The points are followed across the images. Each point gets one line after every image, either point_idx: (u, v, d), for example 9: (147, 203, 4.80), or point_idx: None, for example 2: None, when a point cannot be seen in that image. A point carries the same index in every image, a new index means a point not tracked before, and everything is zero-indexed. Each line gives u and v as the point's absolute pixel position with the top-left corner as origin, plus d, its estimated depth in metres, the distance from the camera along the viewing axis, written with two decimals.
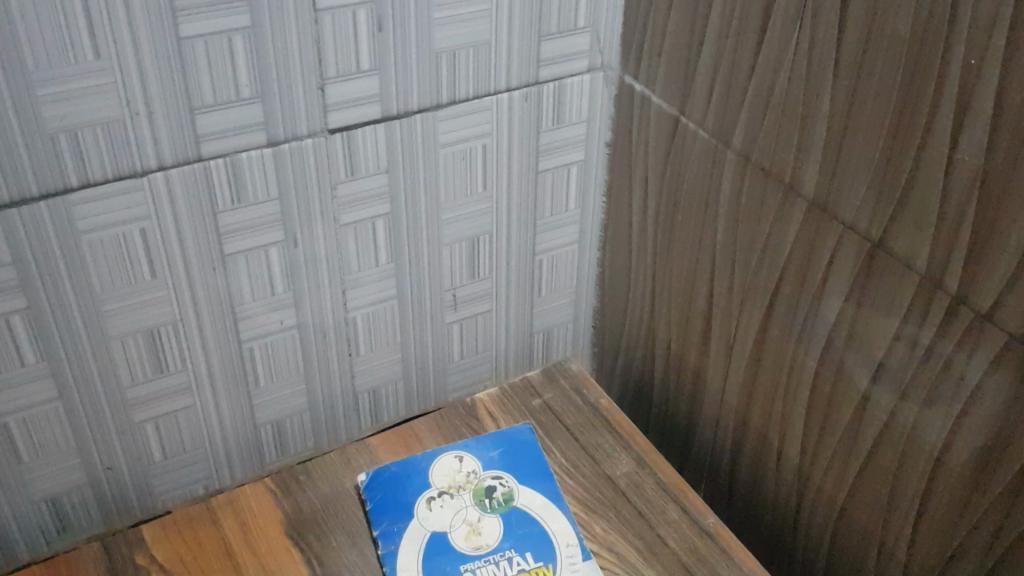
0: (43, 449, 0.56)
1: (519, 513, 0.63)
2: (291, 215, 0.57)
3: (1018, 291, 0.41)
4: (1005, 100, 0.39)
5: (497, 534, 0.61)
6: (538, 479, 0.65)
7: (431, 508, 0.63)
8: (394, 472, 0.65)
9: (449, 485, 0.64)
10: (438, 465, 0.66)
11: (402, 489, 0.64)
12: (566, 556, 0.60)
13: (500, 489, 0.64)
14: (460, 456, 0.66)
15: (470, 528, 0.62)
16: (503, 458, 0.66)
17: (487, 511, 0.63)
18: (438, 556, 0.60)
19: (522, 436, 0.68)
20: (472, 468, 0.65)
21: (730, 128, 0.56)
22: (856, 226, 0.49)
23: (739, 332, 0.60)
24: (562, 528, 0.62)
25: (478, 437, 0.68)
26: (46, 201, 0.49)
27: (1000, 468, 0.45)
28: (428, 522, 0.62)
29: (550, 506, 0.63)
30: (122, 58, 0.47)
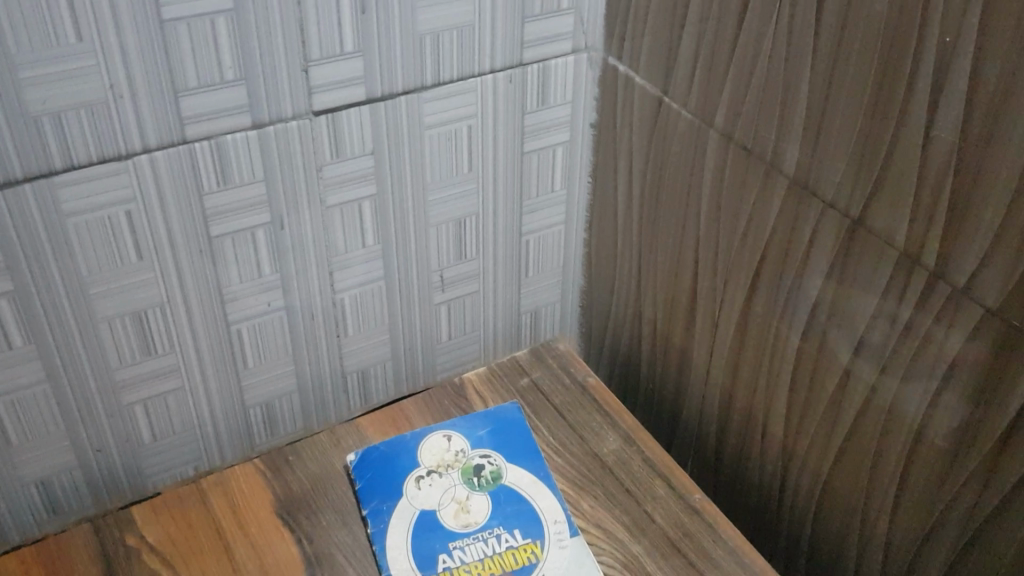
0: (32, 432, 0.56)
1: (507, 491, 0.63)
2: (278, 197, 0.57)
3: (994, 266, 0.42)
4: (980, 77, 0.39)
5: (486, 512, 0.62)
6: (525, 457, 0.65)
7: (420, 486, 0.63)
8: (384, 452, 0.65)
9: (438, 464, 0.65)
10: (427, 444, 0.66)
11: (391, 468, 0.64)
12: (554, 533, 0.60)
13: (489, 467, 0.65)
14: (449, 436, 0.67)
15: (459, 505, 0.62)
16: (491, 437, 0.67)
17: (476, 489, 0.63)
18: (428, 533, 0.60)
19: (510, 415, 0.69)
20: (461, 447, 0.66)
21: (712, 108, 0.56)
22: (836, 204, 0.49)
23: (723, 311, 0.61)
24: (550, 505, 0.62)
25: (466, 417, 0.68)
26: (30, 184, 0.49)
27: (978, 441, 0.45)
28: (417, 500, 0.62)
29: (538, 483, 0.64)
30: (105, 41, 0.47)
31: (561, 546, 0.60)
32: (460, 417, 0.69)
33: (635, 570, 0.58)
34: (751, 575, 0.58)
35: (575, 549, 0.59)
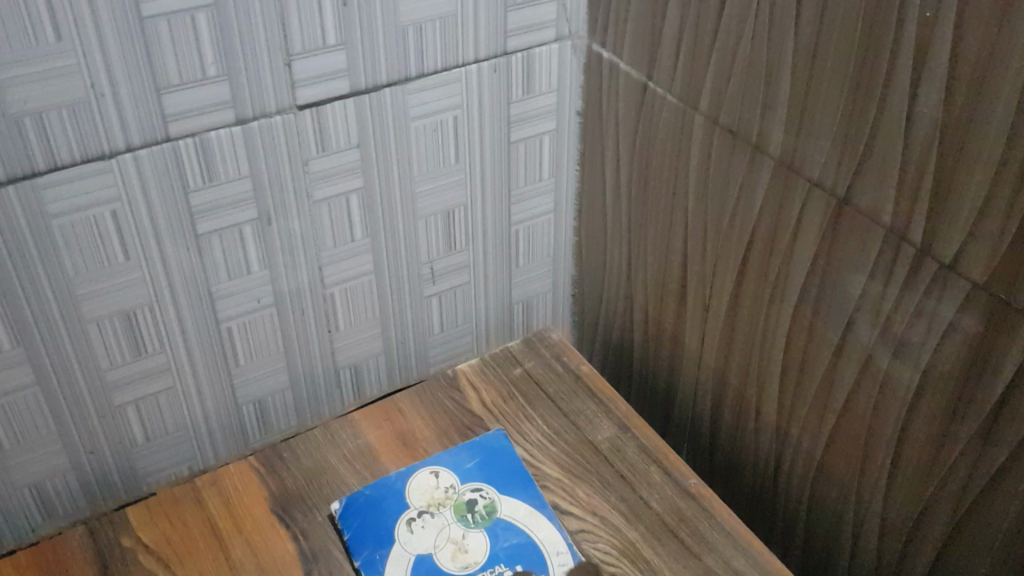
0: (24, 435, 0.56)
1: (504, 525, 0.61)
2: (264, 192, 0.57)
3: (980, 240, 0.42)
4: (961, 51, 0.39)
5: (484, 550, 0.59)
6: (518, 487, 0.63)
7: (412, 529, 0.60)
8: (370, 491, 0.63)
9: (428, 503, 0.62)
10: (414, 480, 0.63)
11: (380, 507, 0.62)
12: (558, 565, 0.58)
13: (482, 502, 0.62)
14: (436, 470, 0.64)
15: (456, 546, 0.59)
16: (480, 469, 0.64)
17: (471, 526, 0.61)
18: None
19: (498, 443, 0.66)
20: (450, 483, 0.63)
21: (697, 91, 0.56)
22: (822, 183, 0.49)
23: (714, 295, 0.61)
24: (550, 536, 0.60)
25: (452, 448, 0.66)
26: (14, 185, 0.49)
27: (969, 416, 0.45)
28: (411, 546, 0.60)
29: (536, 514, 0.61)
30: (84, 40, 0.47)
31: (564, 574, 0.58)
32: (445, 449, 0.66)
33: (633, 557, 0.58)
34: (748, 558, 0.58)
35: None
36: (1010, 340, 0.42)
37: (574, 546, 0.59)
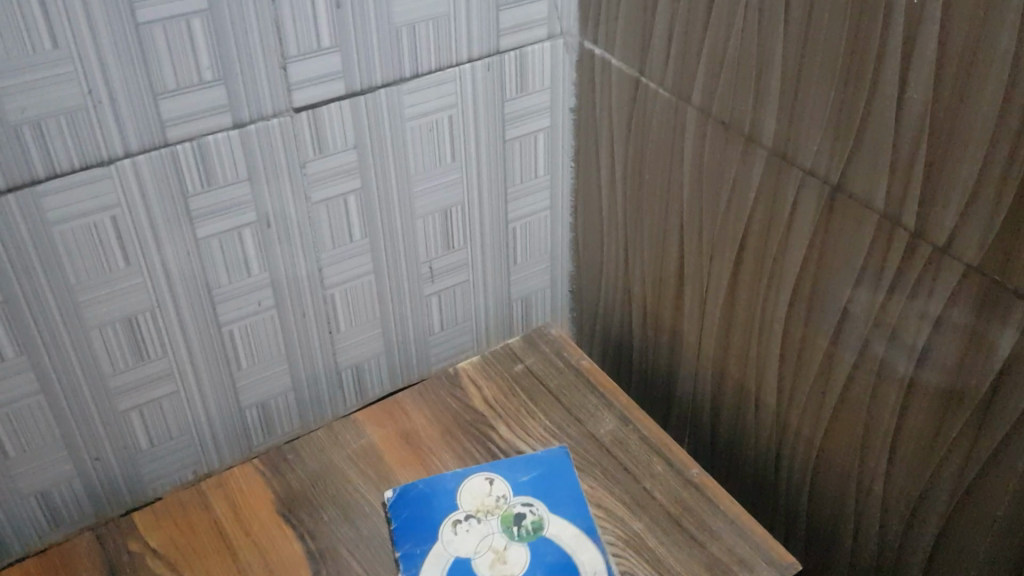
0: (29, 442, 0.56)
1: (548, 543, 0.59)
2: (262, 195, 0.58)
3: (973, 222, 0.42)
4: (948, 36, 0.40)
5: (522, 564, 0.58)
6: (571, 506, 0.61)
7: (456, 532, 0.60)
8: (422, 492, 0.63)
9: (477, 508, 0.61)
10: (468, 487, 0.63)
11: (430, 514, 0.61)
12: None
13: (531, 516, 0.61)
14: (491, 478, 0.63)
15: (494, 555, 0.59)
16: (537, 482, 0.63)
17: (514, 539, 0.59)
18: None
19: (558, 458, 0.65)
20: (503, 492, 0.62)
21: (689, 84, 0.56)
22: (816, 171, 0.50)
23: (711, 286, 0.61)
24: (589, 555, 0.58)
25: (512, 459, 0.65)
26: (14, 194, 0.49)
27: (966, 397, 0.46)
28: (452, 548, 0.59)
29: (580, 535, 0.59)
30: (80, 47, 0.47)
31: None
32: (506, 461, 0.65)
33: (638, 548, 0.59)
34: (752, 545, 0.58)
35: None
36: (1005, 320, 0.42)
37: (612, 566, 0.57)
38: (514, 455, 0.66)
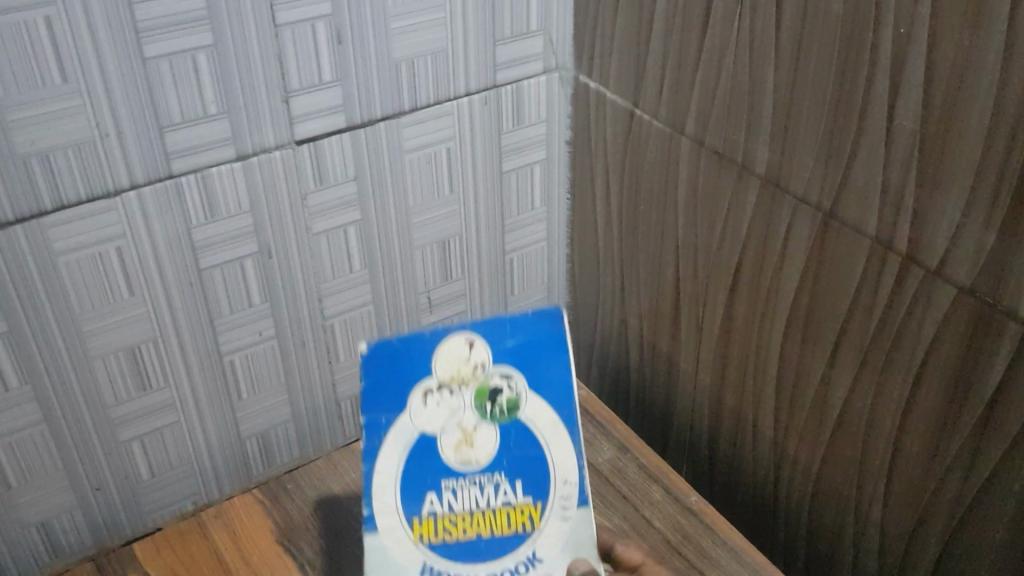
0: (31, 473, 0.57)
1: (522, 426, 0.48)
2: (264, 226, 0.58)
3: (963, 244, 0.43)
4: (934, 64, 0.41)
5: (492, 449, 0.48)
6: (556, 375, 0.48)
7: (425, 404, 0.48)
8: (393, 356, 0.48)
9: (451, 377, 0.48)
10: (444, 345, 0.48)
11: (398, 351, 0.48)
12: (559, 498, 0.48)
13: (507, 392, 0.48)
14: (472, 341, 0.48)
15: (462, 436, 0.48)
16: (520, 336, 0.49)
17: (486, 420, 0.48)
18: (420, 455, 0.48)
19: (548, 329, 0.49)
20: (483, 359, 0.48)
21: (683, 115, 0.58)
22: (808, 198, 0.51)
23: (706, 314, 0.62)
24: (561, 458, 0.48)
25: (494, 321, 0.49)
26: (22, 224, 0.50)
27: (961, 418, 0.46)
28: (417, 419, 0.48)
29: (557, 422, 0.48)
30: (89, 81, 0.49)
31: (562, 518, 0.48)
32: (486, 322, 0.48)
33: None
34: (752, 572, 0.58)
35: (578, 523, 0.48)
36: (997, 341, 0.43)
37: (586, 485, 0.48)
38: (496, 320, 0.49)
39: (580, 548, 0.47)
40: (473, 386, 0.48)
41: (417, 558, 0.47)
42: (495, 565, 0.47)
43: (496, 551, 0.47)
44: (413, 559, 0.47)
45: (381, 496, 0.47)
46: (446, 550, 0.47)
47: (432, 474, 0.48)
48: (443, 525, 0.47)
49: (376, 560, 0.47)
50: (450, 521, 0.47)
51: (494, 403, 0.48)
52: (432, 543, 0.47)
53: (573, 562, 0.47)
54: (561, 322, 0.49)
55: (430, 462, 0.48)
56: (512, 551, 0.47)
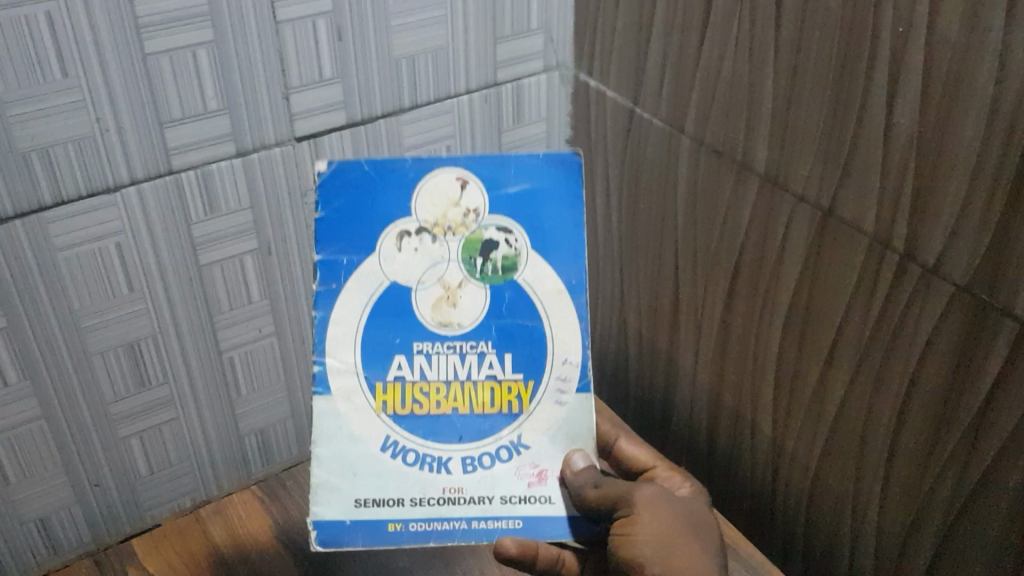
0: (30, 469, 0.56)
1: (514, 290, 0.50)
2: (263, 222, 0.59)
3: (960, 243, 0.43)
4: (933, 62, 0.42)
5: (476, 316, 0.50)
6: (561, 237, 0.50)
7: (400, 248, 0.50)
8: (367, 186, 0.50)
9: (438, 224, 0.50)
10: (431, 180, 0.50)
11: (373, 195, 0.50)
12: (555, 380, 0.50)
13: (503, 250, 0.50)
14: (464, 181, 0.50)
15: (445, 292, 0.50)
16: (524, 180, 0.50)
17: (474, 277, 0.50)
18: (390, 301, 0.50)
19: (557, 174, 0.51)
20: (475, 206, 0.50)
21: (682, 114, 0.58)
22: (807, 197, 0.51)
23: (705, 313, 0.62)
24: (566, 340, 0.50)
25: (497, 158, 0.50)
26: (21, 220, 0.50)
27: (956, 417, 0.47)
28: (391, 266, 0.50)
29: (563, 294, 0.50)
30: (90, 76, 0.49)
31: (558, 403, 0.50)
32: (490, 161, 0.50)
33: None
34: None
35: (574, 409, 0.50)
36: (992, 340, 0.43)
37: (587, 371, 0.50)
38: (502, 159, 0.50)
39: (576, 437, 0.50)
40: (464, 235, 0.50)
41: (378, 431, 0.49)
42: (471, 448, 0.50)
43: (472, 432, 0.50)
44: (374, 431, 0.49)
45: (342, 378, 0.49)
46: (411, 425, 0.50)
47: (402, 334, 0.50)
48: (412, 394, 0.50)
49: (327, 420, 0.49)
50: (421, 392, 0.50)
51: (483, 256, 0.50)
52: (398, 416, 0.50)
53: (572, 454, 0.50)
54: (576, 172, 0.51)
55: (399, 308, 0.50)
56: (495, 433, 0.50)
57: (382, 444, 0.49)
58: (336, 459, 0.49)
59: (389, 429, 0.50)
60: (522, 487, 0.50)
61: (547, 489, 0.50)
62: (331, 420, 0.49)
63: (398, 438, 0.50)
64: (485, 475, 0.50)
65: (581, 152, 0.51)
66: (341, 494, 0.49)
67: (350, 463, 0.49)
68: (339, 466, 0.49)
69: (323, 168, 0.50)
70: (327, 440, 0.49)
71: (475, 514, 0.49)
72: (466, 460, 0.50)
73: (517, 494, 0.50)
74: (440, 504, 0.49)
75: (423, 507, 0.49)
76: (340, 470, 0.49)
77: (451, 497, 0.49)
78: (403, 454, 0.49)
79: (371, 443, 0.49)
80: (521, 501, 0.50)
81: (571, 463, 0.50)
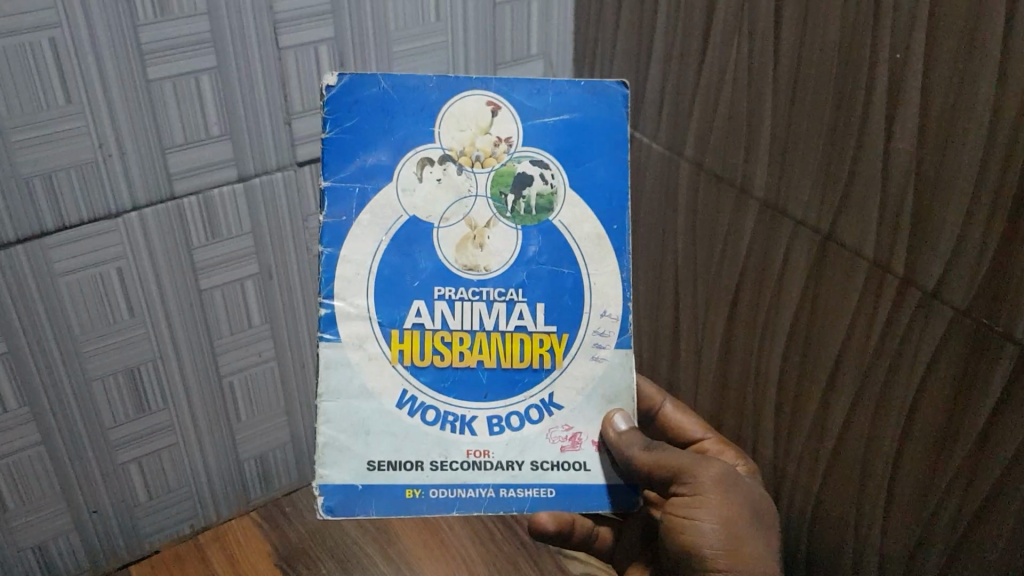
0: (28, 496, 0.56)
1: (546, 232, 0.46)
2: (265, 247, 0.59)
3: (959, 267, 0.44)
4: (930, 88, 0.42)
5: (506, 259, 0.46)
6: (604, 174, 0.47)
7: (420, 178, 0.45)
8: (385, 105, 0.45)
9: (465, 154, 0.45)
10: (458, 102, 0.46)
11: (389, 116, 0.45)
12: (594, 334, 0.47)
13: (536, 188, 0.46)
14: (494, 106, 0.46)
15: (471, 233, 0.46)
16: (563, 110, 0.46)
17: (503, 216, 0.46)
18: (406, 238, 0.46)
19: (601, 106, 0.47)
20: (506, 135, 0.46)
21: (682, 138, 0.59)
22: (806, 220, 0.51)
23: (706, 337, 0.62)
24: (605, 289, 0.47)
25: (533, 81, 0.46)
26: (23, 245, 0.50)
27: (958, 440, 0.46)
28: (411, 198, 0.45)
29: (603, 239, 0.47)
30: (93, 103, 0.49)
31: (595, 359, 0.47)
32: (527, 86, 0.46)
33: None
34: None
35: (611, 367, 0.47)
36: (992, 364, 0.43)
37: (629, 327, 0.47)
38: (544, 83, 0.46)
39: (616, 397, 0.47)
40: (493, 165, 0.46)
41: (395, 384, 0.46)
42: (498, 407, 0.46)
43: (498, 389, 0.46)
44: (391, 385, 0.46)
45: (354, 327, 0.45)
46: (432, 380, 0.46)
47: (421, 278, 0.46)
48: (433, 344, 0.46)
49: (338, 371, 0.45)
50: (443, 342, 0.46)
51: (514, 190, 0.46)
52: (417, 368, 0.46)
53: (613, 415, 0.46)
54: (619, 104, 0.47)
55: (417, 247, 0.46)
56: (526, 391, 0.46)
57: (398, 400, 0.46)
58: (345, 418, 0.45)
59: (408, 386, 0.46)
60: (554, 452, 0.46)
61: (582, 455, 0.47)
62: (343, 373, 0.45)
63: (417, 393, 0.46)
64: (515, 437, 0.46)
65: (627, 83, 0.47)
66: (353, 457, 0.45)
67: (361, 422, 0.45)
68: (351, 424, 0.45)
69: (331, 83, 0.45)
70: (336, 395, 0.45)
71: (504, 480, 0.46)
72: (492, 421, 0.46)
73: (550, 460, 0.46)
74: (464, 468, 0.46)
75: (444, 471, 0.46)
76: (352, 429, 0.45)
77: (475, 461, 0.46)
78: (422, 412, 0.46)
79: (386, 398, 0.46)
80: (554, 467, 0.46)
81: (612, 423, 0.46)
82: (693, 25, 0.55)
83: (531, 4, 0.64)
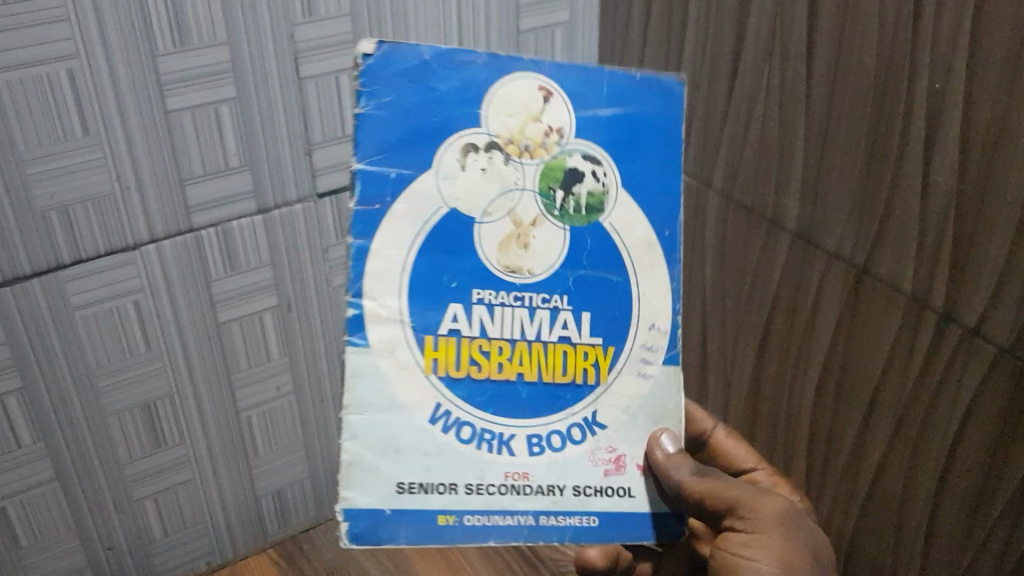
0: (41, 533, 0.55)
1: (594, 236, 0.41)
2: (283, 280, 0.58)
3: (1003, 303, 0.42)
4: (972, 118, 0.41)
5: (552, 263, 0.40)
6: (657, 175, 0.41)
7: (463, 166, 0.39)
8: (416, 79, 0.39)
9: (513, 141, 0.39)
10: (507, 84, 0.39)
11: (433, 92, 0.39)
12: (642, 347, 0.42)
13: (588, 186, 0.40)
14: (546, 91, 0.40)
15: (516, 230, 0.40)
16: (618, 103, 0.41)
17: (551, 216, 0.40)
18: (444, 234, 0.39)
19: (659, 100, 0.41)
20: (559, 123, 0.40)
21: (710, 168, 0.57)
22: (840, 254, 0.50)
23: (735, 371, 0.61)
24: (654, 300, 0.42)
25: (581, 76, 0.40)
26: (39, 278, 0.49)
27: (1000, 484, 0.45)
28: (452, 187, 0.39)
29: (652, 246, 0.42)
30: (111, 134, 0.48)
31: (642, 375, 0.42)
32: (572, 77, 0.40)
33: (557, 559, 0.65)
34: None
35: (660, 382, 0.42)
36: None
37: (678, 341, 0.42)
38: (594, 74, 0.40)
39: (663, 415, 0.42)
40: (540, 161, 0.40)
41: (428, 398, 0.40)
42: (540, 425, 0.41)
43: (545, 406, 0.41)
44: (423, 399, 0.40)
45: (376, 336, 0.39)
46: (470, 394, 0.40)
47: (460, 277, 0.40)
48: (470, 353, 0.40)
49: (365, 381, 0.39)
50: (481, 352, 0.40)
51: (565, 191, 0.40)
52: (452, 380, 0.40)
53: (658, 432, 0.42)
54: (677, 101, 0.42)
55: (460, 245, 0.39)
56: (569, 408, 0.41)
57: (431, 416, 0.40)
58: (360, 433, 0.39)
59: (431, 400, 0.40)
60: (598, 476, 0.42)
61: (627, 479, 0.42)
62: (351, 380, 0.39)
63: (452, 408, 0.40)
64: (556, 459, 0.41)
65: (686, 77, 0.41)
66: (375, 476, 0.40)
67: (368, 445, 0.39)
68: (379, 441, 0.39)
69: (370, 49, 0.38)
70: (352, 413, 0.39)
71: (543, 507, 0.41)
72: (532, 440, 0.41)
73: (593, 484, 0.41)
74: (503, 493, 0.40)
75: (482, 496, 0.40)
76: (379, 447, 0.39)
77: (515, 485, 0.40)
78: (457, 430, 0.40)
79: (419, 413, 0.40)
80: (597, 493, 0.41)
81: (660, 443, 0.42)
82: (721, 54, 0.54)
83: (556, 30, 0.63)
